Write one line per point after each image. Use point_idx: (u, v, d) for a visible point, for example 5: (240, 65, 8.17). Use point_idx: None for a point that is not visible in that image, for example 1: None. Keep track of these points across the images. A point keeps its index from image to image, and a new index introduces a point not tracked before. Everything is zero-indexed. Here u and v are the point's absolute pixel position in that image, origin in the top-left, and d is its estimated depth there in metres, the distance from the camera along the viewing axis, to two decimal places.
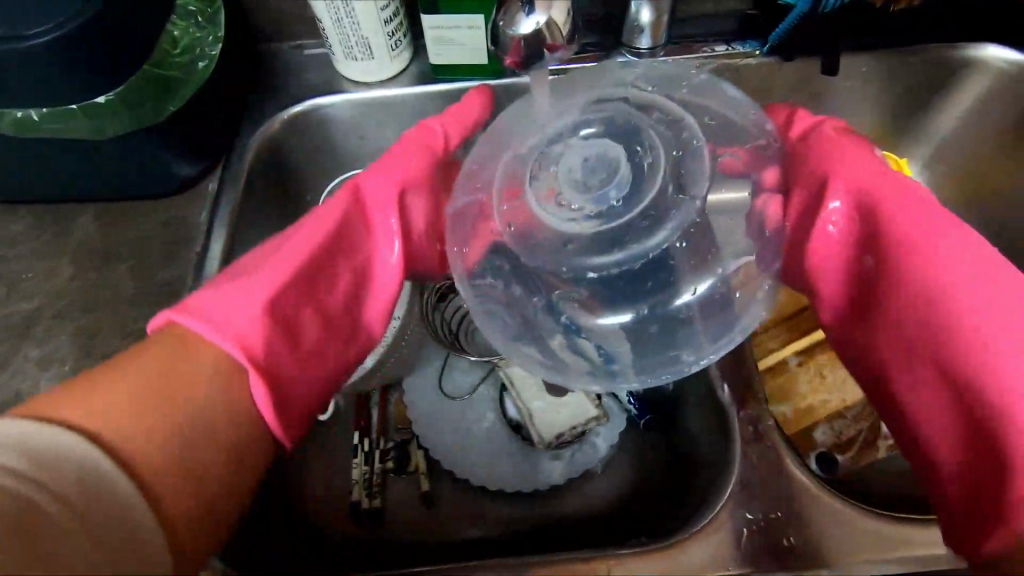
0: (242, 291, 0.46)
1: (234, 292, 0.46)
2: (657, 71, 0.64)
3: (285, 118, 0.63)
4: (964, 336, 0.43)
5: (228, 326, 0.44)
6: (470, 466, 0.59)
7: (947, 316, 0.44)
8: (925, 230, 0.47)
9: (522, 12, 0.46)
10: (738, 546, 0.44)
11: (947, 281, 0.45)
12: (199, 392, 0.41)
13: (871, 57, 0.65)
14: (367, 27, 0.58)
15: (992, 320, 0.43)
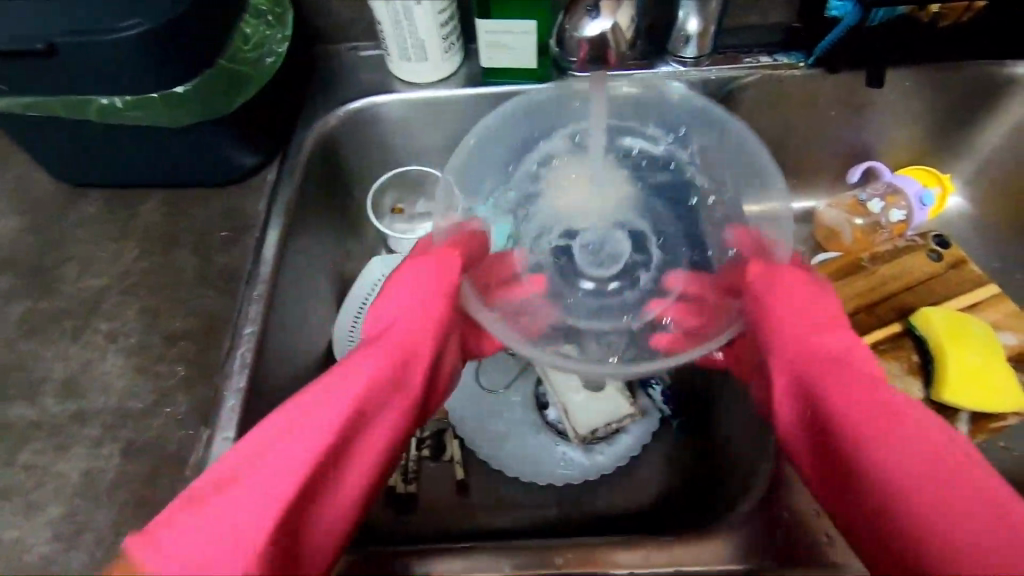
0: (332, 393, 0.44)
1: (299, 406, 0.42)
2: (701, 80, 0.66)
3: (340, 116, 0.66)
4: (895, 501, 0.37)
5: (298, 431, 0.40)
6: (506, 456, 0.61)
7: (880, 420, 0.40)
8: (865, 396, 0.42)
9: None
10: (775, 539, 0.44)
11: (852, 391, 0.42)
12: (228, 547, 0.35)
13: (914, 71, 0.65)
14: (424, 29, 0.61)
15: (950, 487, 0.36)
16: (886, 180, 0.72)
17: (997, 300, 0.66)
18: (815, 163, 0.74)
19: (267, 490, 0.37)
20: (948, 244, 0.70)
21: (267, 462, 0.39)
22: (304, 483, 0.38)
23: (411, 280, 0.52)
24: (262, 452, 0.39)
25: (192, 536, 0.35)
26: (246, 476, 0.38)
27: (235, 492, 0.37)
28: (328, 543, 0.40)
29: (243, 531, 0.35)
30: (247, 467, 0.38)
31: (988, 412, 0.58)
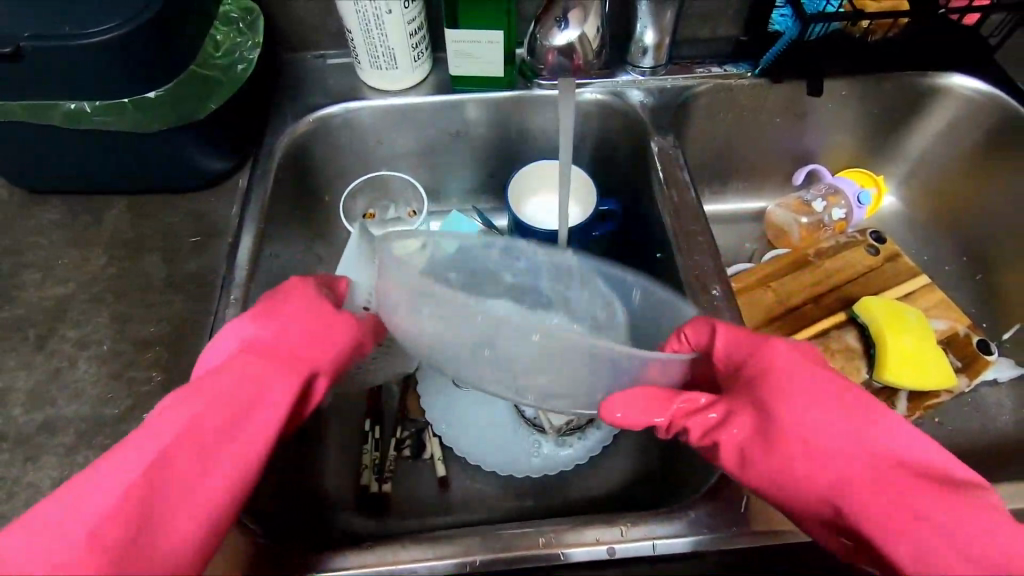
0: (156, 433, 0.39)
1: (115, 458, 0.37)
2: (659, 88, 0.70)
3: (312, 121, 0.67)
4: (876, 484, 0.39)
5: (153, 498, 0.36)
6: (482, 450, 0.62)
7: (860, 478, 0.39)
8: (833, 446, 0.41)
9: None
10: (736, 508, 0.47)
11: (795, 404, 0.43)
12: (40, 561, 0.32)
13: (849, 82, 0.71)
14: (394, 38, 0.63)
15: (878, 441, 0.41)
16: (827, 181, 0.78)
17: (927, 290, 0.72)
18: (764, 166, 0.80)
19: (84, 518, 0.34)
20: (883, 239, 0.76)
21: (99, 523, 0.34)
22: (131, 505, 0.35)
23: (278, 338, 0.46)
24: (84, 493, 0.35)
25: (21, 562, 0.32)
26: (63, 514, 0.34)
27: (44, 545, 0.33)
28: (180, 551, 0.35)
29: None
30: (78, 498, 0.35)
31: (922, 390, 0.64)
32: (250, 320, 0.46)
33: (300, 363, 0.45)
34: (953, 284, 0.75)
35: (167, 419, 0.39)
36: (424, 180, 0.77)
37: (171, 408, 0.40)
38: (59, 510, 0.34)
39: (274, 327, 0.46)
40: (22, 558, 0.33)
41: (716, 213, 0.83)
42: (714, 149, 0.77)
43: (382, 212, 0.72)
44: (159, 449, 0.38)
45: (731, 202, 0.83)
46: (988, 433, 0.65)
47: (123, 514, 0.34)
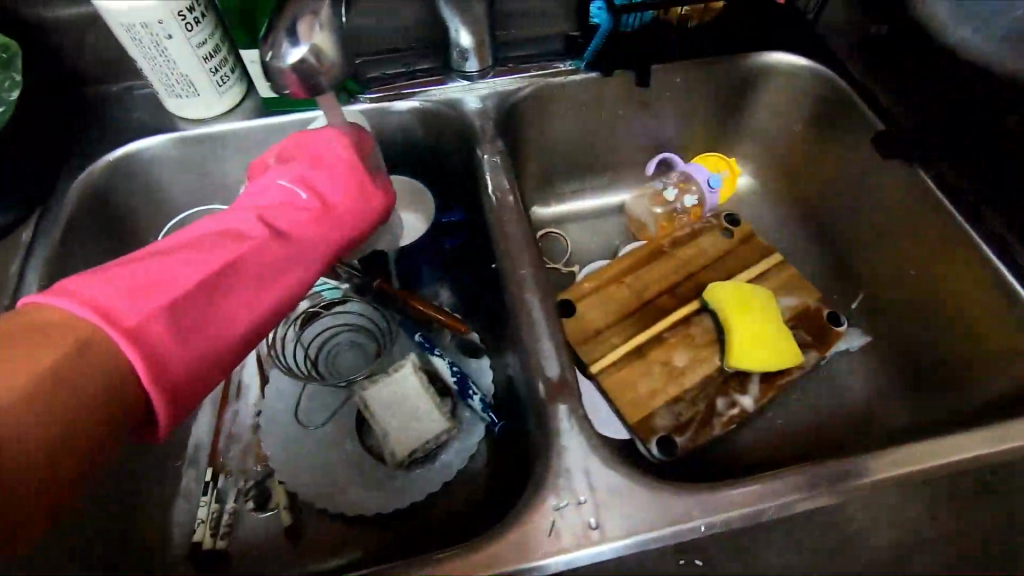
0: (191, 256, 0.41)
1: (196, 253, 0.41)
2: (491, 92, 0.68)
3: (112, 159, 0.62)
4: None
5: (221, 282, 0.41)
6: (324, 491, 0.59)
7: None
8: None
9: (287, 42, 0.38)
10: (545, 538, 0.41)
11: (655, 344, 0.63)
12: (110, 296, 0.36)
13: (683, 68, 0.70)
14: (185, 63, 0.58)
15: None
16: (680, 169, 0.78)
17: (780, 268, 0.72)
18: (619, 159, 0.79)
19: (140, 291, 0.38)
20: (737, 222, 0.76)
21: (182, 305, 0.39)
22: (185, 295, 0.39)
23: (316, 175, 0.48)
24: (166, 279, 0.39)
25: (99, 294, 0.36)
26: (135, 287, 0.37)
27: (142, 298, 0.37)
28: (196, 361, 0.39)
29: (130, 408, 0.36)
30: (163, 277, 0.39)
31: (773, 372, 0.63)
32: (290, 169, 0.48)
33: (320, 247, 0.47)
34: (806, 260, 0.76)
35: (184, 255, 0.41)
36: None
37: (208, 231, 0.44)
38: (150, 287, 0.38)
39: (286, 188, 0.48)
40: (107, 300, 0.36)
41: (582, 209, 0.81)
42: (562, 148, 0.75)
43: None
44: (190, 266, 0.40)
45: (589, 199, 0.82)
46: (841, 407, 0.66)
47: (167, 309, 0.38)
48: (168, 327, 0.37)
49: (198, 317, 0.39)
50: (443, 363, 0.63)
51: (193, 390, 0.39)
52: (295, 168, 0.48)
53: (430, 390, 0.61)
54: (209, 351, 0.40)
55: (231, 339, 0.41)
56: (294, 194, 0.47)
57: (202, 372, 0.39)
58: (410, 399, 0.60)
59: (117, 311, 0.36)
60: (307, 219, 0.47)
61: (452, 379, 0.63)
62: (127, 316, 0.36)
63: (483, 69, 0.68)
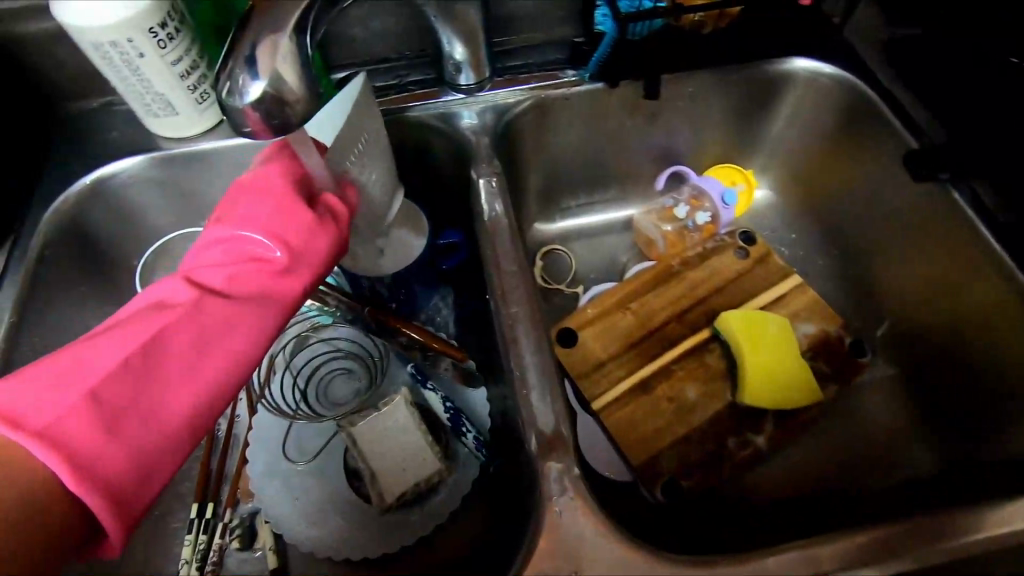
0: (117, 339, 0.38)
1: (121, 335, 0.38)
2: (487, 106, 0.64)
3: (88, 183, 0.58)
4: None
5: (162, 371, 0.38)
6: (311, 533, 0.56)
7: None
8: None
9: (248, 75, 0.34)
10: None
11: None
12: (22, 402, 0.34)
13: (694, 78, 0.65)
14: (160, 82, 0.55)
15: None
16: (692, 182, 0.73)
17: (800, 291, 0.67)
18: (626, 171, 0.74)
19: (52, 391, 0.35)
20: (753, 240, 0.71)
21: (107, 391, 0.36)
22: (106, 385, 0.36)
23: (256, 221, 0.44)
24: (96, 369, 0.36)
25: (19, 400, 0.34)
26: (50, 386, 0.35)
27: (56, 397, 0.35)
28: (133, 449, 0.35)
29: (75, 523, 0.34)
30: (89, 367, 0.36)
31: (788, 410, 0.59)
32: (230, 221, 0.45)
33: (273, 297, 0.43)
34: (825, 280, 0.71)
35: (106, 340, 0.38)
36: None
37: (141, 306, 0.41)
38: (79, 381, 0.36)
39: (230, 239, 0.44)
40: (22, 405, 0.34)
41: (586, 225, 0.77)
42: (565, 162, 0.71)
43: None
44: (111, 350, 0.37)
45: (594, 214, 0.77)
46: (861, 443, 0.61)
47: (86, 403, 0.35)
48: (90, 421, 0.34)
49: (124, 400, 0.36)
50: (437, 398, 0.59)
51: (134, 483, 0.35)
52: (234, 219, 0.44)
53: (421, 428, 0.57)
54: (150, 432, 0.36)
55: (173, 418, 0.37)
56: (233, 246, 0.44)
57: (147, 460, 0.36)
58: (400, 437, 0.57)
59: (32, 414, 0.33)
60: (253, 268, 0.43)
61: (445, 415, 0.59)
62: (40, 419, 0.33)
63: (478, 82, 0.63)
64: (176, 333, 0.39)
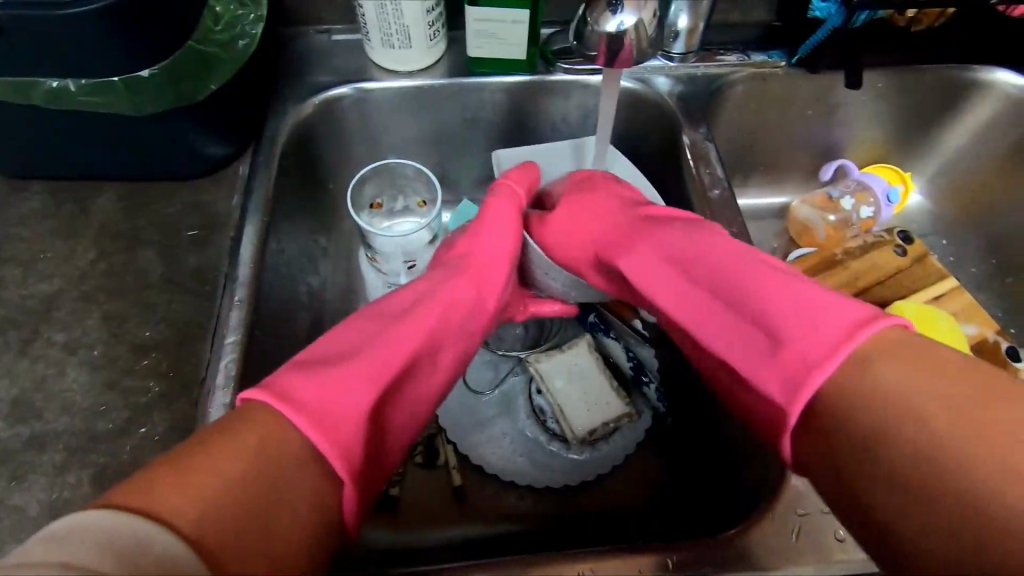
0: (369, 337, 0.42)
1: (374, 344, 0.41)
2: (689, 76, 0.66)
3: (316, 104, 0.62)
4: None
5: (387, 364, 0.40)
6: (496, 459, 0.60)
7: None
8: None
9: (608, 12, 0.39)
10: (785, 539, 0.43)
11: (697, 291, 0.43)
12: (312, 386, 0.36)
13: (888, 75, 0.67)
14: (409, 14, 0.57)
15: None
16: (855, 177, 0.75)
17: (957, 293, 0.70)
18: (790, 161, 0.77)
19: (339, 376, 0.37)
20: (911, 240, 0.73)
21: (344, 375, 0.37)
22: (362, 362, 0.39)
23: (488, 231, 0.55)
24: (353, 357, 0.39)
25: (301, 390, 0.35)
26: (330, 367, 0.37)
27: (327, 383, 0.36)
28: (356, 412, 0.36)
29: (337, 421, 0.35)
30: (357, 355, 0.39)
31: None
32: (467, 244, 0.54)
33: (486, 278, 0.52)
34: (979, 288, 0.73)
35: (365, 339, 0.41)
36: (433, 168, 0.72)
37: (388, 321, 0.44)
38: (344, 364, 0.38)
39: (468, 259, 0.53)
40: (318, 401, 0.35)
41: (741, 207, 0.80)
42: (741, 141, 0.73)
43: (390, 202, 0.67)
44: (352, 352, 0.40)
45: (751, 198, 0.80)
46: None
47: (336, 380, 0.37)
48: (342, 389, 0.36)
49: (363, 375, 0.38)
50: (619, 346, 0.63)
51: (342, 423, 0.35)
52: (489, 250, 0.54)
53: (608, 371, 0.61)
54: (357, 396, 0.37)
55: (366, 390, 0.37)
56: (457, 264, 0.52)
57: (345, 405, 0.36)
58: (584, 380, 0.60)
59: (294, 393, 0.35)
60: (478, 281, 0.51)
61: (628, 365, 0.62)
62: (298, 395, 0.35)
63: (688, 52, 0.66)
64: (404, 324, 0.43)
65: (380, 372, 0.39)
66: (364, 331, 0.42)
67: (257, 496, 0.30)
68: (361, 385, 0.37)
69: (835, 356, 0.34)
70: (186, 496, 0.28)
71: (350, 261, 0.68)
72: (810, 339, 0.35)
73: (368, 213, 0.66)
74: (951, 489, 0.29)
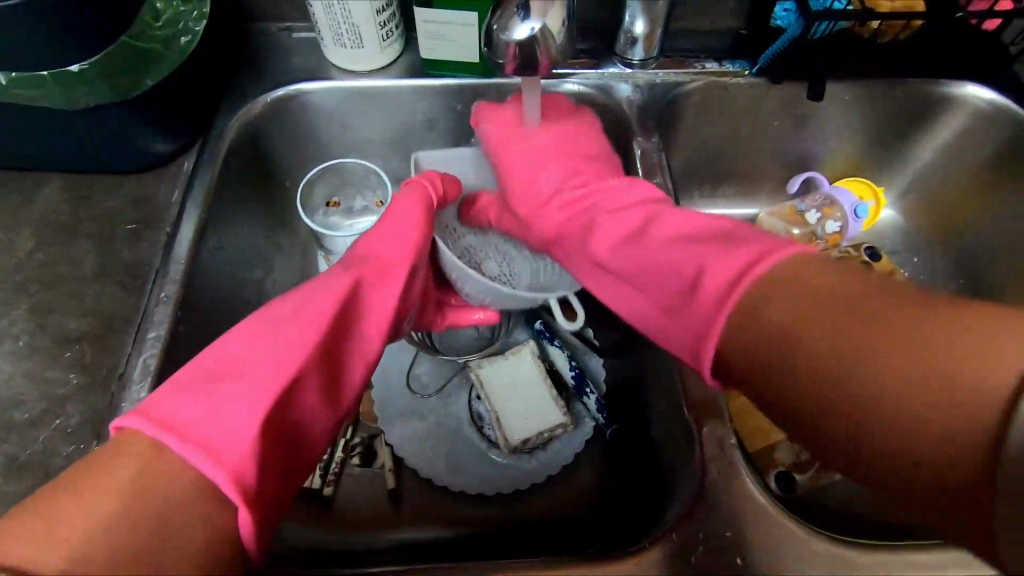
0: (252, 340, 0.38)
1: (261, 344, 0.38)
2: (648, 84, 0.65)
3: (268, 102, 0.61)
4: None
5: (277, 363, 0.37)
6: (432, 462, 0.60)
7: None
8: None
9: (518, 16, 0.37)
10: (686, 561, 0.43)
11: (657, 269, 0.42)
12: (182, 408, 0.33)
13: (854, 87, 0.65)
14: (358, 15, 0.57)
15: None
16: (824, 190, 0.73)
17: None
18: (759, 172, 0.75)
19: (214, 393, 0.34)
20: (878, 256, 0.71)
21: (222, 391, 0.34)
22: (249, 372, 0.36)
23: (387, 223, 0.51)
24: (237, 366, 0.36)
25: (175, 412, 0.33)
26: (194, 384, 0.35)
27: (198, 399, 0.34)
28: (240, 426, 0.33)
29: (215, 443, 0.32)
30: (235, 364, 0.36)
31: None
32: (372, 239, 0.50)
33: (397, 263, 0.48)
34: None
35: (246, 343, 0.38)
36: (392, 168, 0.72)
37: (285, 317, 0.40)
38: (223, 376, 0.35)
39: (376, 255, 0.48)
40: (195, 421, 0.33)
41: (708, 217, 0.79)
42: (706, 150, 0.72)
43: (348, 200, 0.68)
44: (235, 361, 0.36)
45: (719, 208, 0.78)
46: None
47: (213, 396, 0.34)
48: (213, 402, 0.34)
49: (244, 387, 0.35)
50: (562, 355, 0.62)
51: (218, 438, 0.32)
52: (396, 236, 0.50)
53: (548, 380, 0.60)
54: (238, 410, 0.34)
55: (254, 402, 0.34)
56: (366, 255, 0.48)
57: (227, 424, 0.33)
58: (523, 385, 0.60)
59: (171, 417, 0.33)
60: (383, 266, 0.47)
61: (570, 373, 0.62)
62: (174, 418, 0.33)
63: (648, 59, 0.64)
64: (290, 321, 0.39)
65: (272, 378, 0.36)
66: (256, 330, 0.39)
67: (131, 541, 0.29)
68: (242, 397, 0.34)
69: (736, 289, 0.35)
70: (51, 548, 0.28)
71: (303, 259, 0.68)
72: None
73: (324, 212, 0.67)
74: (945, 464, 0.27)
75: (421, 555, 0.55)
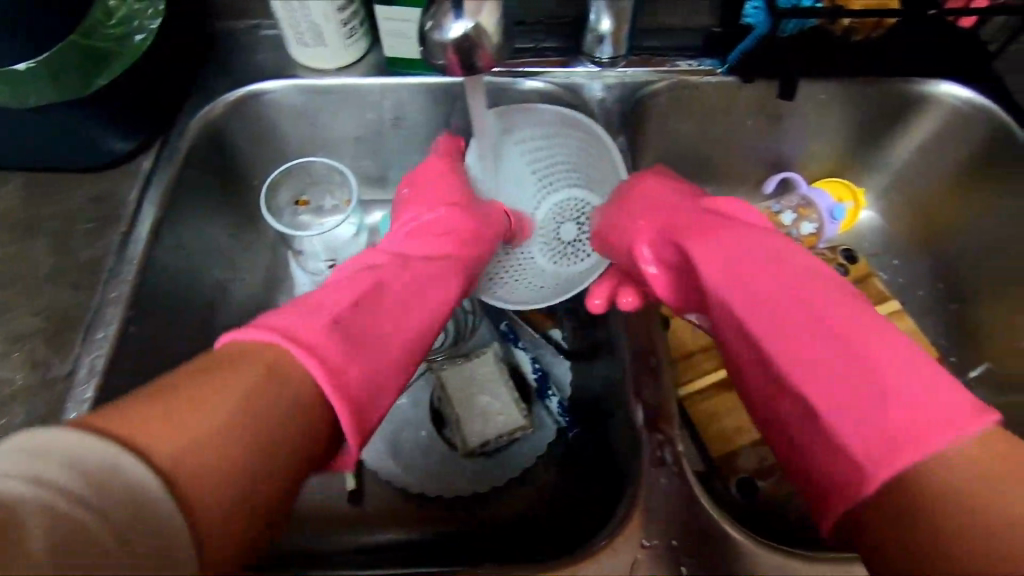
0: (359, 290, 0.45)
1: (365, 292, 0.45)
2: (618, 82, 0.64)
3: (229, 101, 0.61)
4: None
5: (377, 312, 0.43)
6: (393, 465, 0.60)
7: None
8: None
9: (451, 14, 0.36)
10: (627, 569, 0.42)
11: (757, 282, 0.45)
12: (303, 326, 0.39)
13: (829, 86, 0.64)
14: (318, 12, 0.57)
15: None
16: (801, 192, 0.71)
17: (897, 317, 0.66)
18: (736, 173, 0.74)
19: (329, 317, 0.40)
20: (854, 259, 0.70)
21: (340, 319, 0.41)
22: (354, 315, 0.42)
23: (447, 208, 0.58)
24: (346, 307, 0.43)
25: (296, 328, 0.38)
26: (313, 308, 0.41)
27: (314, 321, 0.39)
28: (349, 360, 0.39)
29: (329, 354, 0.38)
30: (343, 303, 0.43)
31: None
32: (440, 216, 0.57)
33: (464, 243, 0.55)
34: (923, 312, 0.70)
35: (351, 290, 0.44)
36: (362, 167, 0.71)
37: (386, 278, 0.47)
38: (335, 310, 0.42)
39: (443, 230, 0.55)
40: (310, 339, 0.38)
41: None
42: (680, 150, 0.70)
43: (318, 199, 0.67)
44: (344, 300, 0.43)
45: None
46: None
47: (331, 321, 0.40)
48: (331, 331, 0.39)
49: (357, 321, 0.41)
50: (526, 356, 0.62)
51: (332, 362, 0.38)
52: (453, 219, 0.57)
53: (511, 383, 0.60)
54: (354, 342, 0.40)
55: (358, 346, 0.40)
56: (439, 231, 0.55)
57: (339, 350, 0.39)
58: (483, 388, 0.59)
59: (292, 330, 0.38)
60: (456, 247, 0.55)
61: (533, 375, 0.62)
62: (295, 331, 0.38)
63: (616, 57, 0.63)
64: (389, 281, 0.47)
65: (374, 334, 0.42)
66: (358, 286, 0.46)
67: (237, 450, 0.31)
68: (353, 330, 0.41)
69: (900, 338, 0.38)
70: (165, 440, 0.30)
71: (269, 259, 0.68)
72: (891, 364, 0.37)
73: (291, 211, 0.66)
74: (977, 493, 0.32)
75: (375, 558, 0.55)
